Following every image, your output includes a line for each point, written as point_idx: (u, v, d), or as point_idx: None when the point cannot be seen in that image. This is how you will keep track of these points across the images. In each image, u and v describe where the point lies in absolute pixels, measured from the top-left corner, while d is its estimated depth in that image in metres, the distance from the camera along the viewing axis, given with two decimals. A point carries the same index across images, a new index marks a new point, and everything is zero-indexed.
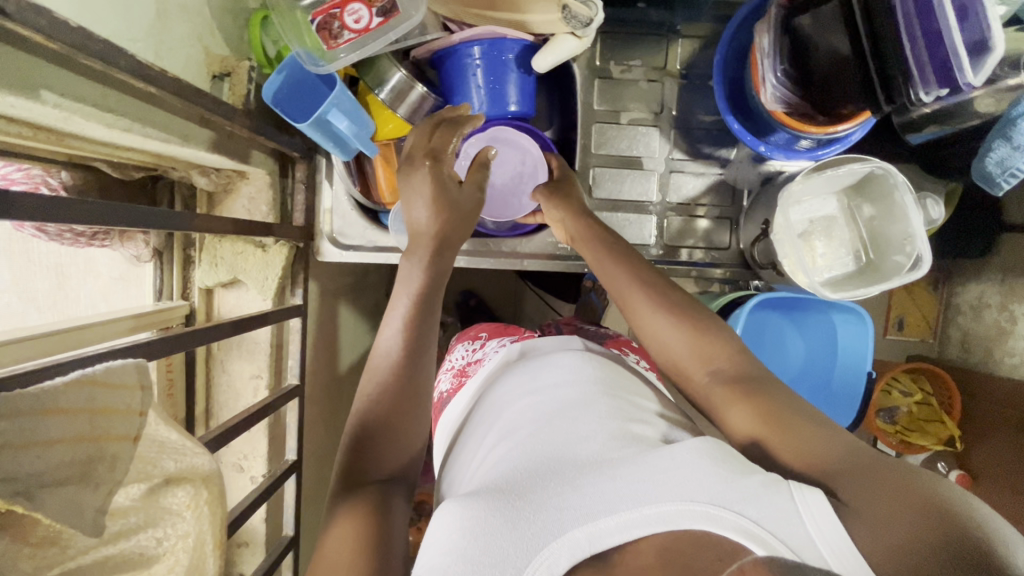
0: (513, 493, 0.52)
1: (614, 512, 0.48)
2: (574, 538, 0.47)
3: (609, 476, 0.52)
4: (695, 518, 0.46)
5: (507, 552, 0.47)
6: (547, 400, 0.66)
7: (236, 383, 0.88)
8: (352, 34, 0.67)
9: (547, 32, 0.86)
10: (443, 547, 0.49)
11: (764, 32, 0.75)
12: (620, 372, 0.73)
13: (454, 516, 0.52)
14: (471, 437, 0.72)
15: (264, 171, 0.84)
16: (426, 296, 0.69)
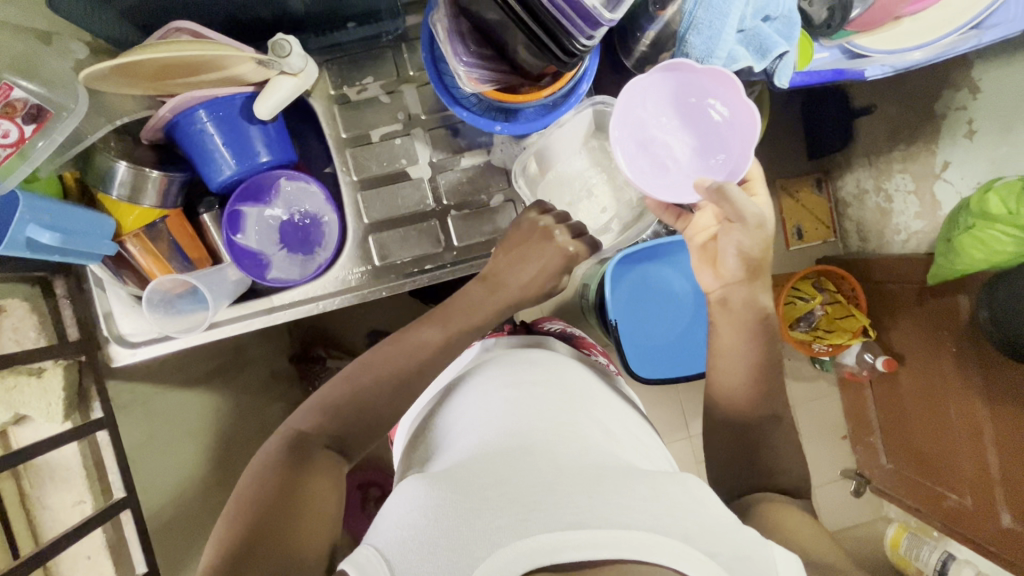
0: (483, 488, 0.56)
1: (583, 526, 0.50)
2: (538, 542, 0.49)
3: (587, 494, 0.55)
4: (663, 553, 0.49)
5: (466, 542, 0.50)
6: (539, 411, 0.72)
7: (61, 515, 0.85)
8: (7, 149, 0.67)
9: (263, 79, 0.86)
10: (403, 527, 0.54)
11: (438, 20, 0.74)
12: (596, 394, 0.82)
13: (419, 500, 0.56)
14: (441, 432, 0.78)
15: (16, 300, 0.82)
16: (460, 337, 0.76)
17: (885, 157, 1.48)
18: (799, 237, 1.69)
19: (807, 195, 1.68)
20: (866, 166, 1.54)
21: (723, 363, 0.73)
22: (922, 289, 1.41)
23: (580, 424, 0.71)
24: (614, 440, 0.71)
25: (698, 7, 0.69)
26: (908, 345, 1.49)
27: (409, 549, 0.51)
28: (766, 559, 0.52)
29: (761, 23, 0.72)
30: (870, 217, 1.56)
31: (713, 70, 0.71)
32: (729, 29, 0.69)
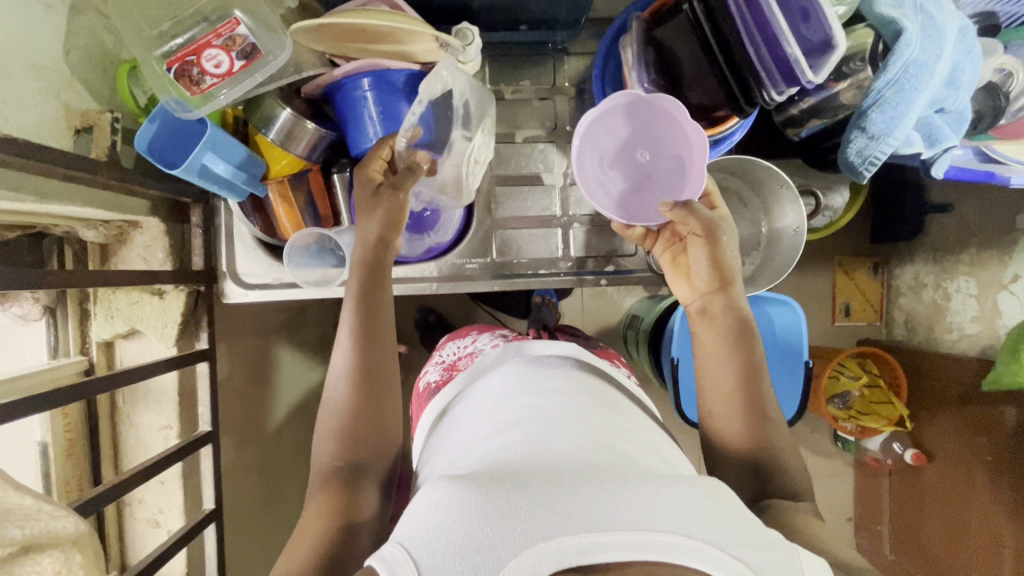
0: (505, 484, 0.51)
1: (610, 527, 0.46)
2: (563, 544, 0.45)
3: (610, 488, 0.50)
4: (692, 555, 0.45)
5: (491, 542, 0.45)
6: (553, 409, 0.68)
7: (145, 436, 0.86)
8: (216, 79, 0.68)
9: (432, 61, 0.88)
10: (424, 523, 0.48)
11: (628, 44, 0.77)
12: (612, 396, 0.78)
13: (440, 495, 0.51)
14: (457, 439, 0.73)
15: (156, 220, 0.84)
16: (386, 331, 0.74)
17: (952, 258, 1.46)
18: (846, 314, 1.74)
19: (863, 276, 1.72)
20: (929, 261, 1.54)
21: (714, 385, 0.72)
22: (967, 392, 1.40)
23: (593, 422, 0.67)
24: (633, 444, 0.67)
25: (888, 86, 0.70)
26: (942, 442, 1.49)
27: (435, 548, 0.45)
28: (792, 561, 0.47)
29: (935, 113, 0.74)
30: (923, 311, 1.57)
31: (887, 149, 0.74)
32: (914, 113, 0.70)
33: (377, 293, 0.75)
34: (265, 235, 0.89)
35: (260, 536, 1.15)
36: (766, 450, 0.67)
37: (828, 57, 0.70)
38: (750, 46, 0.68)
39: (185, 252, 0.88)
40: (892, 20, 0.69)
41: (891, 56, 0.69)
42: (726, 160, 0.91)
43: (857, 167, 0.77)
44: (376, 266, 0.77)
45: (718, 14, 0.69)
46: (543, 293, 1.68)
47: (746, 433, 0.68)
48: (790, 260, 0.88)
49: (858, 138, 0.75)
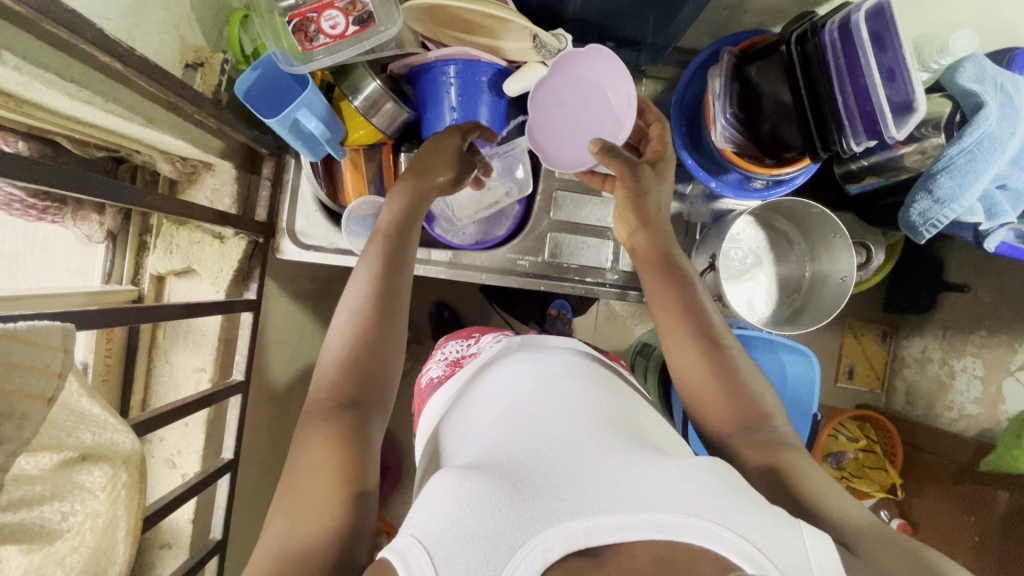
0: (514, 477, 0.51)
1: (614, 511, 0.48)
2: (570, 529, 0.46)
3: (612, 475, 0.51)
4: (694, 533, 0.46)
5: (503, 531, 0.46)
6: (552, 392, 0.68)
7: (178, 375, 0.86)
8: (328, 39, 0.71)
9: (520, 60, 0.90)
10: (437, 511, 0.49)
11: (717, 75, 0.81)
12: (619, 385, 0.76)
13: (451, 485, 0.51)
14: (462, 424, 0.73)
15: (230, 165, 0.85)
16: (392, 286, 0.71)
17: (961, 336, 1.48)
18: (849, 377, 1.76)
19: (869, 341, 1.74)
20: (938, 337, 1.56)
21: (681, 366, 0.71)
22: (962, 470, 1.41)
23: (598, 403, 0.66)
24: (638, 424, 0.65)
25: (960, 155, 0.73)
26: (931, 514, 1.49)
27: (446, 534, 0.46)
28: (797, 535, 0.47)
29: (996, 189, 0.78)
30: (926, 384, 1.58)
31: (950, 215, 0.77)
32: (981, 184, 0.73)
33: (404, 244, 0.75)
34: (328, 199, 0.90)
35: (256, 498, 1.14)
36: (760, 422, 0.66)
37: (907, 118, 0.72)
38: (839, 95, 0.72)
39: (249, 202, 0.89)
40: (973, 93, 0.72)
41: (968, 127, 0.72)
42: (784, 202, 0.94)
43: (917, 227, 0.81)
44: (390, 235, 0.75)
45: (814, 60, 0.72)
46: (560, 305, 1.70)
47: (723, 414, 0.68)
48: (833, 306, 0.91)
49: (923, 200, 0.78)
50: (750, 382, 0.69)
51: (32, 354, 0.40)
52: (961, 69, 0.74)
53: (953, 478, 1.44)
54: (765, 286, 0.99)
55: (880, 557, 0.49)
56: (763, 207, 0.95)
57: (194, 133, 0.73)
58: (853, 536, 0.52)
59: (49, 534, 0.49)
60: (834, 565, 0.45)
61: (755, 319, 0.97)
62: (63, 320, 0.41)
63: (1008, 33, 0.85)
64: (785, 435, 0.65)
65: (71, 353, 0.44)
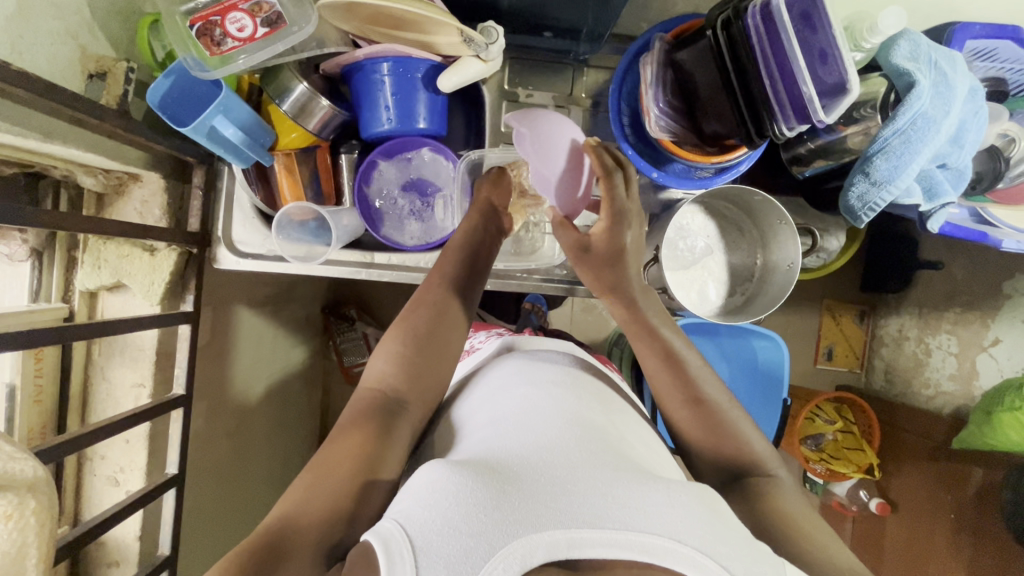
0: (505, 476, 0.49)
1: (599, 525, 0.45)
2: (554, 537, 0.44)
3: (603, 484, 0.49)
4: (677, 559, 0.44)
5: (486, 528, 0.44)
6: (550, 400, 0.66)
7: (117, 391, 0.84)
8: (237, 42, 0.69)
9: (454, 55, 0.88)
10: (423, 504, 0.47)
11: (648, 63, 0.78)
12: (609, 396, 0.74)
13: (438, 476, 0.49)
14: (444, 427, 0.71)
15: (158, 175, 0.83)
16: (448, 317, 0.71)
17: (936, 314, 1.47)
18: (828, 358, 1.75)
19: (848, 321, 1.73)
20: (914, 315, 1.55)
21: (666, 391, 0.68)
22: (938, 448, 1.41)
23: (593, 416, 0.64)
24: (628, 442, 0.64)
25: (895, 135, 0.71)
26: (908, 494, 1.49)
27: (425, 528, 0.44)
28: (779, 575, 0.46)
29: (936, 168, 0.76)
30: (904, 362, 1.57)
31: (887, 197, 0.75)
32: (917, 165, 0.72)
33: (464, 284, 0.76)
34: (265, 205, 0.89)
35: (220, 507, 1.13)
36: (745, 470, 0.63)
37: (840, 101, 0.70)
38: (767, 80, 0.70)
39: (182, 212, 0.87)
40: (906, 72, 0.71)
41: (901, 107, 0.70)
42: (731, 188, 0.92)
43: (856, 211, 0.79)
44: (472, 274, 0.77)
45: (739, 44, 0.70)
46: (534, 298, 1.69)
47: (707, 439, 0.65)
48: (779, 295, 0.89)
49: (860, 182, 0.76)
50: (736, 421, 0.66)
51: None
52: (896, 48, 0.73)
53: (928, 456, 1.43)
54: (716, 275, 0.97)
55: None
56: (708, 194, 0.93)
57: (107, 146, 0.71)
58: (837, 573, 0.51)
59: None
60: None
61: (706, 310, 0.95)
62: None
63: (949, 6, 0.83)
64: (780, 482, 0.63)
65: None
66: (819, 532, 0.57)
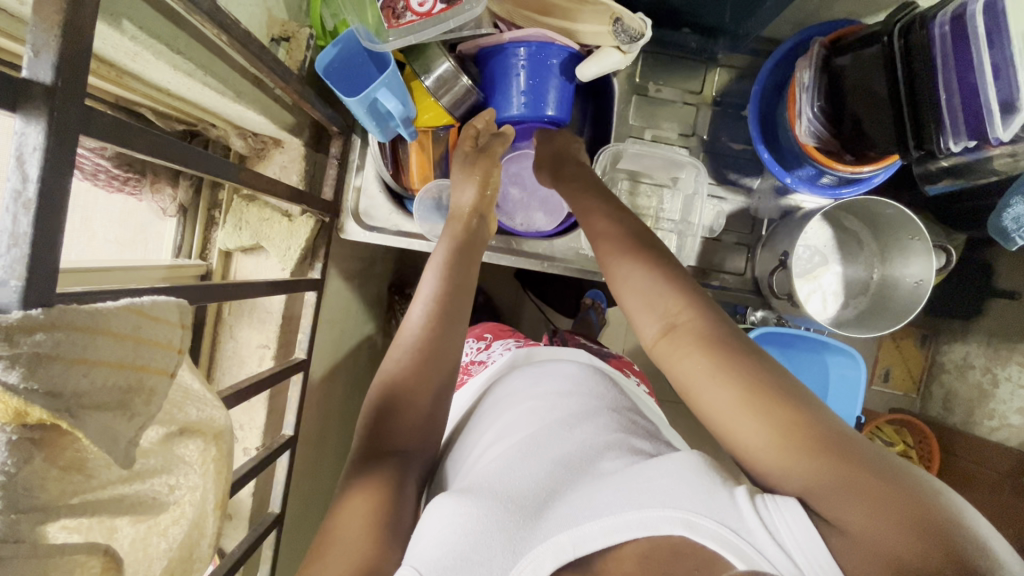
0: (504, 494, 0.54)
1: (598, 517, 0.49)
2: (559, 542, 0.48)
3: (599, 487, 0.53)
4: (676, 526, 0.47)
5: (493, 552, 0.49)
6: (550, 404, 0.69)
7: (242, 350, 0.86)
8: (414, 16, 0.68)
9: (593, 44, 0.88)
10: (434, 537, 0.51)
11: (806, 66, 0.78)
12: (620, 396, 0.76)
13: (444, 506, 0.54)
14: (464, 438, 0.75)
15: (301, 142, 0.84)
16: (445, 310, 0.72)
17: (1008, 346, 1.42)
18: (883, 379, 1.75)
19: (908, 345, 1.71)
20: (983, 344, 1.51)
21: (629, 292, 0.65)
22: (1004, 480, 1.38)
23: (596, 418, 0.67)
24: (637, 434, 0.65)
25: None
26: None
27: (437, 562, 0.48)
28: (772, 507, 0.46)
29: None
30: (967, 391, 1.55)
31: None
32: None
33: (464, 269, 0.76)
34: (392, 179, 0.90)
35: (302, 474, 1.16)
36: (779, 401, 0.52)
37: None
38: (943, 90, 0.68)
39: (316, 180, 0.88)
40: None
41: None
42: (858, 203, 0.91)
43: (1009, 233, 0.77)
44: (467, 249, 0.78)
45: (917, 51, 0.70)
46: (595, 295, 1.68)
47: (723, 395, 0.54)
48: (907, 311, 0.88)
49: (1018, 204, 0.74)
50: (752, 353, 0.56)
51: (157, 329, 0.40)
52: None
53: (991, 488, 1.41)
54: (832, 287, 0.97)
55: (831, 504, 0.44)
56: (837, 206, 0.92)
57: (271, 109, 0.72)
58: (819, 482, 0.46)
59: (160, 505, 0.47)
60: (809, 536, 0.43)
61: (822, 320, 0.94)
62: (182, 296, 0.41)
63: None
64: (751, 343, 0.58)
65: (188, 329, 0.43)
66: (787, 408, 0.51)
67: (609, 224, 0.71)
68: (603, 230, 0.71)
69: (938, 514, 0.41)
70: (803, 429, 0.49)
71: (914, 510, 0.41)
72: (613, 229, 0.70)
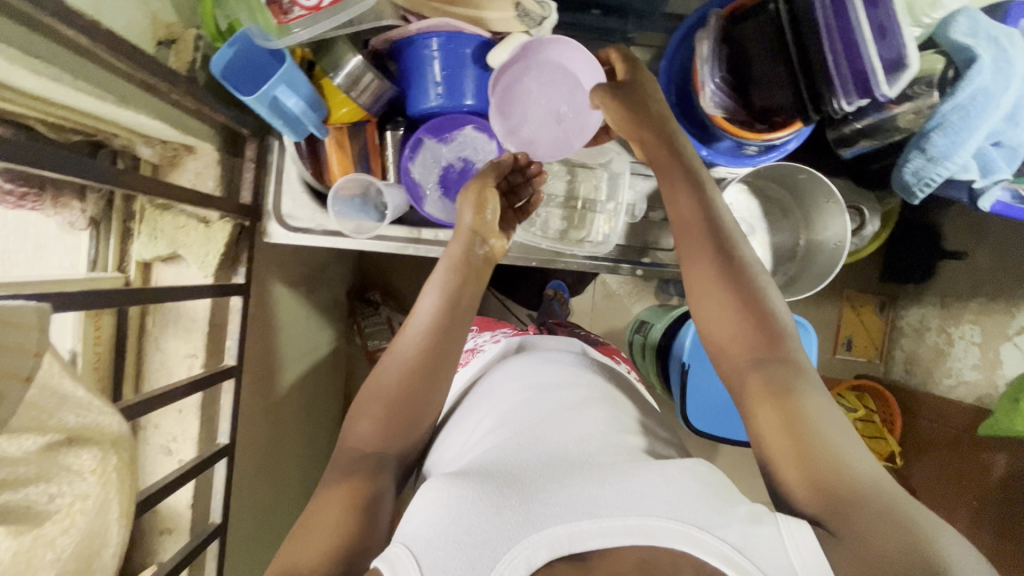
0: (505, 485, 0.53)
1: (597, 515, 0.49)
2: (556, 534, 0.48)
3: (598, 483, 0.53)
4: (677, 538, 0.48)
5: (488, 537, 0.48)
6: (552, 400, 0.70)
7: (170, 361, 0.85)
8: (304, 12, 0.69)
9: (504, 31, 0.88)
10: (428, 520, 0.50)
11: (704, 37, 0.78)
12: (618, 394, 0.78)
13: (440, 491, 0.53)
14: (455, 428, 0.75)
15: (213, 147, 0.83)
16: (454, 306, 0.70)
17: (960, 304, 1.46)
18: (848, 348, 1.73)
19: (868, 313, 1.72)
20: (936, 305, 1.54)
21: (701, 301, 0.67)
22: (960, 434, 1.41)
23: (592, 417, 0.68)
24: (632, 433, 0.68)
25: (954, 111, 0.72)
26: (929, 483, 1.49)
27: (432, 541, 0.48)
28: (776, 531, 0.49)
29: (990, 145, 0.77)
30: (925, 352, 1.56)
31: (943, 173, 0.76)
32: (974, 142, 0.72)
33: (471, 281, 0.73)
34: (314, 179, 0.90)
35: (257, 485, 1.15)
36: (803, 430, 0.57)
37: (898, 76, 0.71)
38: (829, 52, 0.70)
39: (233, 184, 0.87)
40: (966, 47, 0.71)
41: (961, 82, 0.71)
42: (777, 167, 0.92)
43: (910, 187, 0.80)
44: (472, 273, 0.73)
45: (802, 17, 0.72)
46: (557, 286, 1.72)
47: (773, 418, 0.58)
48: (829, 270, 0.89)
49: (916, 158, 0.77)
50: (794, 380, 0.61)
51: (5, 334, 0.39)
52: (954, 23, 0.73)
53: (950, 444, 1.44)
54: (760, 256, 0.97)
55: (844, 525, 0.50)
56: (757, 174, 0.93)
57: (170, 114, 0.71)
58: (833, 506, 0.52)
59: (36, 516, 0.47)
60: (815, 559, 0.47)
61: None
62: (34, 298, 0.40)
63: None
64: (797, 363, 0.62)
65: (48, 333, 0.42)
66: (821, 439, 0.56)
67: (698, 212, 0.68)
68: (687, 232, 0.69)
69: (926, 542, 0.47)
70: (825, 462, 0.54)
71: (912, 540, 0.47)
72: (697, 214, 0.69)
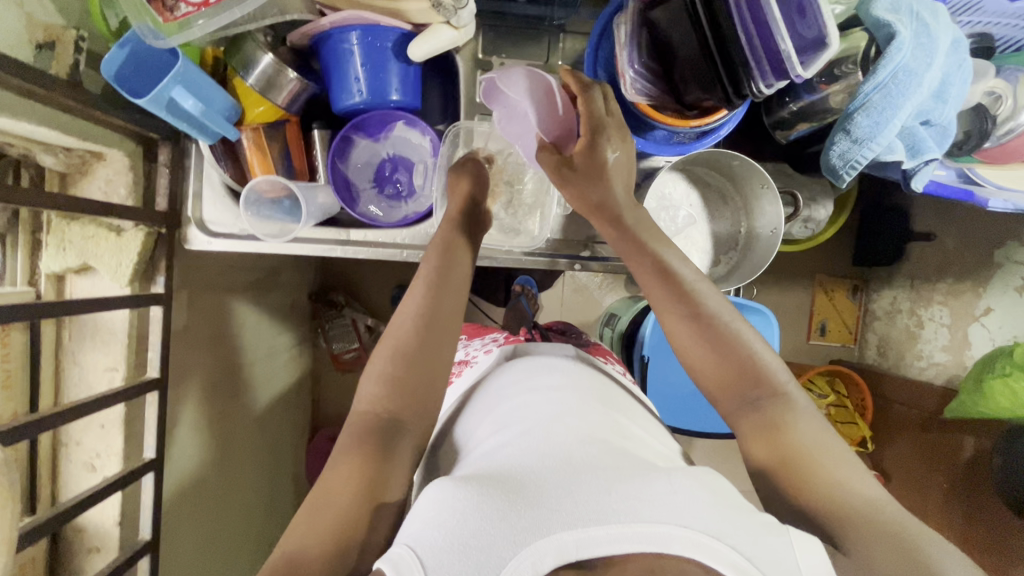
0: (508, 487, 0.49)
1: (604, 520, 0.45)
2: (562, 540, 0.44)
3: (603, 485, 0.49)
4: (685, 544, 0.44)
5: (493, 541, 0.44)
6: (550, 399, 0.66)
7: (90, 375, 0.83)
8: (193, 8, 0.66)
9: (425, 22, 0.85)
10: (429, 523, 0.46)
11: (623, 22, 0.77)
12: (614, 391, 0.75)
13: (440, 493, 0.49)
14: (455, 434, 0.71)
15: (121, 153, 0.79)
16: (444, 305, 0.70)
17: (928, 285, 1.43)
18: (822, 333, 1.69)
19: (841, 298, 1.67)
20: (906, 288, 1.50)
21: (684, 345, 0.67)
22: (929, 418, 1.38)
23: (594, 414, 0.65)
24: (632, 436, 0.65)
25: (876, 90, 0.69)
26: (900, 468, 1.47)
27: (438, 545, 0.44)
28: (786, 543, 0.47)
29: (919, 125, 0.74)
30: (895, 335, 1.53)
31: (869, 154, 0.73)
32: (898, 121, 0.70)
33: (452, 289, 0.72)
34: (234, 181, 0.88)
35: (207, 495, 1.12)
36: (804, 462, 0.58)
37: (819, 56, 0.69)
38: (744, 35, 0.69)
39: (149, 191, 0.85)
40: (886, 23, 0.68)
41: (882, 60, 0.68)
42: (708, 154, 0.91)
43: (838, 171, 0.77)
44: (443, 283, 0.72)
45: None
46: (523, 282, 1.67)
47: (766, 454, 0.60)
48: (763, 261, 0.89)
49: (841, 141, 0.75)
50: (788, 415, 0.62)
51: None
52: None
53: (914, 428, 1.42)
54: (701, 245, 0.94)
55: (856, 543, 0.51)
56: (690, 160, 0.91)
57: (61, 120, 0.69)
58: (842, 529, 0.53)
59: None
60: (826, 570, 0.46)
61: None
62: None
63: None
64: (786, 396, 0.63)
65: None
66: (820, 465, 0.58)
67: (656, 279, 0.70)
68: (653, 297, 0.70)
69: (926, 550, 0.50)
70: (825, 490, 0.56)
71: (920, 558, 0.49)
72: (660, 281, 0.70)
